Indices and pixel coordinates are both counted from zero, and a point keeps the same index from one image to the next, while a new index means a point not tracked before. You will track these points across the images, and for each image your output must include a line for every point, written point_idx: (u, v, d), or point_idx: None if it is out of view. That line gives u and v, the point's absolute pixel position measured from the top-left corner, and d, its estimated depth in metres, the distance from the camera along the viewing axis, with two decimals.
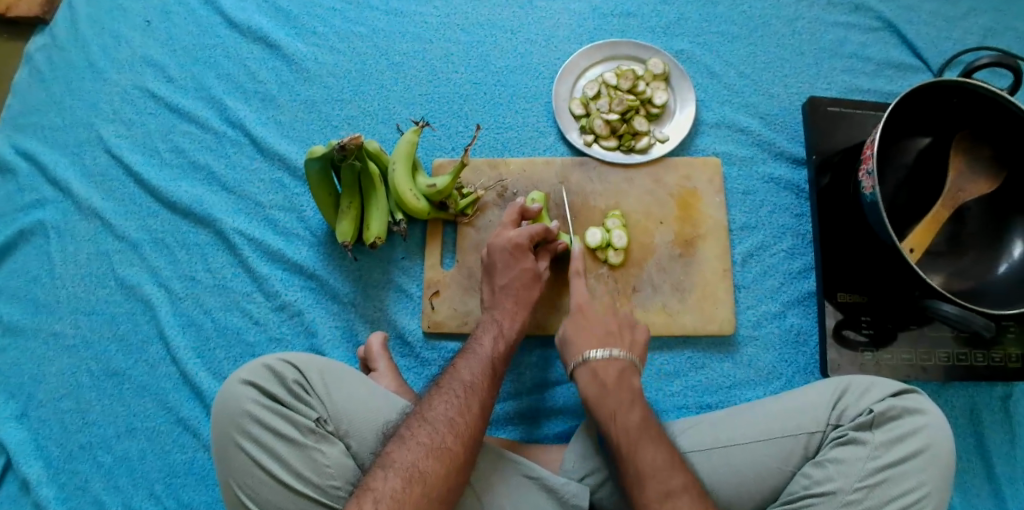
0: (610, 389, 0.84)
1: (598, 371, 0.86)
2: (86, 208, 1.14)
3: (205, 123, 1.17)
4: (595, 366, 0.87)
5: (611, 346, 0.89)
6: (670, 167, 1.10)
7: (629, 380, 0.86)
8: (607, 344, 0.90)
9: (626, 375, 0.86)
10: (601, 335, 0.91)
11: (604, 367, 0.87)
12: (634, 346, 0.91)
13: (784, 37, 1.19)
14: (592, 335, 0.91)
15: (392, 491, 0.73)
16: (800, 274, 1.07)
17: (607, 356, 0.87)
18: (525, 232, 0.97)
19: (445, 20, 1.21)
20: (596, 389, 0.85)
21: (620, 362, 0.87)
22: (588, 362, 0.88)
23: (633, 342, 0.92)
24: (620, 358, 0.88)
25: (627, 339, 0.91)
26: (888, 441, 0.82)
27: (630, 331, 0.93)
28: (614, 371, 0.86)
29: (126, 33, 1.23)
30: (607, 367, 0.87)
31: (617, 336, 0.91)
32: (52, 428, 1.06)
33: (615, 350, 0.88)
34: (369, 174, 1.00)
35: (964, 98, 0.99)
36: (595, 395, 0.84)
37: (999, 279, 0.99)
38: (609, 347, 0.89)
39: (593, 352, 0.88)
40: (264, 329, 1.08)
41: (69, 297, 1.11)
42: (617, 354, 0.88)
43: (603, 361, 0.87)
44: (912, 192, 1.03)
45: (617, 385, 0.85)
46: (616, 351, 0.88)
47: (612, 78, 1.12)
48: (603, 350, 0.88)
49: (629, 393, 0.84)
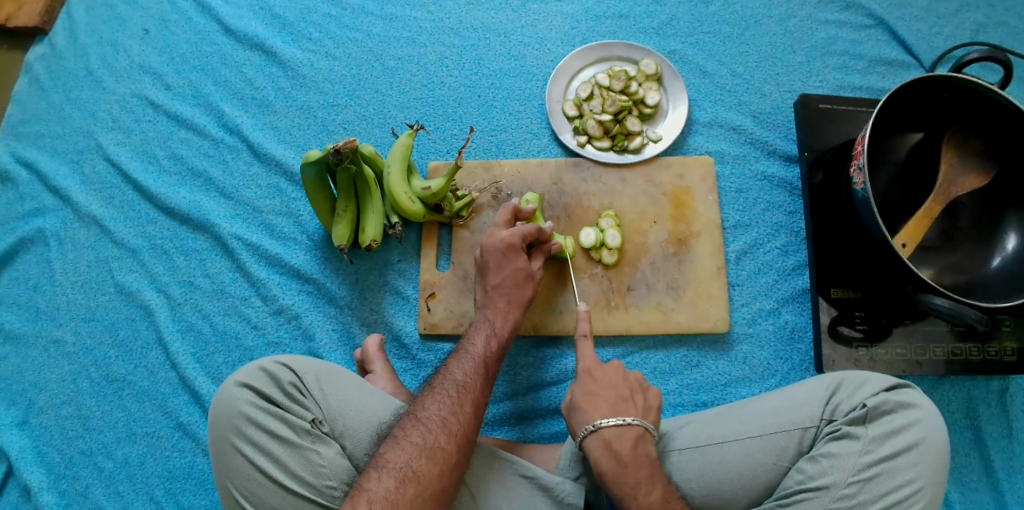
0: (625, 463, 0.79)
1: (610, 440, 0.81)
2: (85, 215, 1.16)
3: (202, 130, 1.18)
4: (607, 436, 0.81)
5: (623, 412, 0.84)
6: (663, 166, 1.10)
7: (644, 448, 0.82)
8: (619, 411, 0.84)
9: (640, 443, 0.82)
10: (613, 402, 0.85)
11: (618, 437, 0.81)
12: (647, 411, 0.86)
13: (776, 36, 1.20)
14: (603, 402, 0.85)
15: (386, 491, 0.74)
16: (794, 271, 1.08)
17: (619, 424, 0.82)
18: (518, 232, 0.98)
19: (439, 24, 1.22)
20: (611, 463, 0.80)
21: (635, 431, 0.82)
22: (599, 430, 0.82)
23: (646, 408, 0.86)
24: (633, 426, 0.82)
25: (641, 405, 0.86)
26: (881, 436, 0.82)
27: (643, 394, 0.87)
28: (628, 441, 0.81)
29: (124, 42, 1.25)
30: (621, 437, 0.81)
31: (629, 401, 0.85)
32: (53, 434, 1.07)
33: (629, 418, 0.83)
34: (364, 178, 1.01)
35: (955, 93, 0.99)
36: (610, 470, 0.79)
37: (992, 273, 0.99)
38: (622, 415, 0.83)
39: (604, 420, 0.82)
40: (263, 333, 1.09)
41: (69, 304, 1.13)
42: (630, 422, 0.82)
43: (617, 429, 0.82)
44: (904, 188, 1.04)
45: (633, 458, 0.80)
46: (631, 419, 0.83)
47: (605, 79, 1.13)
48: (615, 418, 0.82)
49: (647, 466, 0.80)
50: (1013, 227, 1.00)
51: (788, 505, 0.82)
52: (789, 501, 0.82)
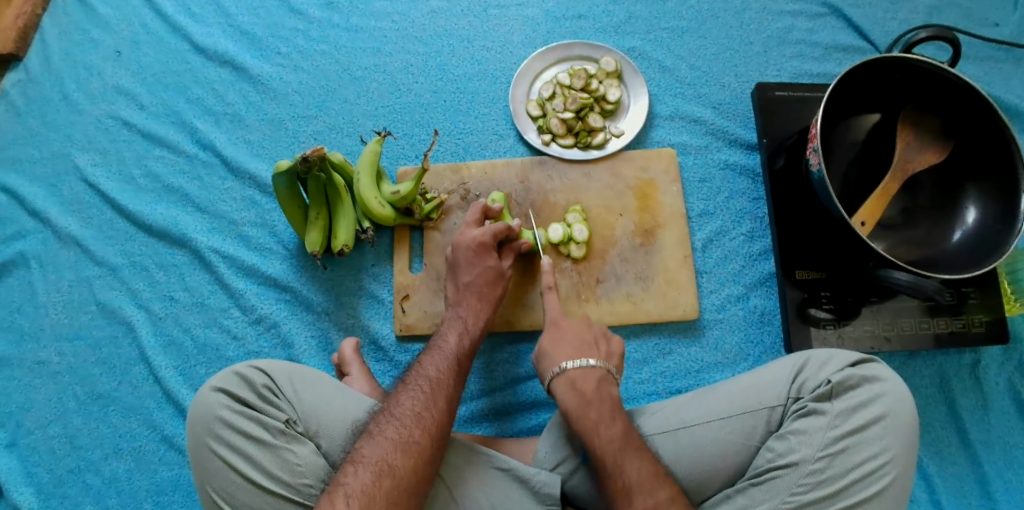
0: (589, 399, 0.84)
1: (575, 380, 0.87)
2: (65, 237, 1.18)
3: (177, 147, 1.21)
4: (572, 375, 0.88)
5: (587, 355, 0.90)
6: (627, 161, 1.13)
7: (607, 389, 0.87)
8: (583, 353, 0.90)
9: (603, 384, 0.87)
10: (576, 346, 0.92)
11: (581, 377, 0.87)
12: (611, 355, 0.92)
13: (732, 29, 1.22)
14: (570, 347, 0.92)
15: (362, 485, 0.75)
16: (760, 256, 1.10)
17: (584, 365, 0.88)
18: (487, 231, 1.00)
19: (404, 33, 1.25)
20: (575, 399, 0.85)
21: (597, 372, 0.88)
22: (565, 371, 0.88)
23: (609, 353, 0.93)
24: (596, 368, 0.88)
25: (604, 350, 0.92)
26: (847, 410, 0.83)
27: (606, 342, 0.94)
28: (592, 381, 0.87)
29: (97, 65, 1.28)
30: (585, 377, 0.87)
31: (593, 346, 0.92)
32: (41, 454, 1.09)
33: (591, 359, 0.89)
34: (335, 185, 1.03)
35: (907, 73, 1.01)
36: (574, 406, 0.84)
37: (952, 248, 1.01)
38: (586, 357, 0.90)
39: (570, 363, 0.89)
40: (242, 343, 1.11)
41: (52, 325, 1.15)
42: (593, 363, 0.88)
43: (580, 370, 0.88)
44: (863, 169, 1.05)
45: (596, 394, 0.85)
46: (592, 361, 0.89)
47: (565, 78, 1.15)
48: (578, 360, 0.89)
49: (609, 403, 0.84)
50: (972, 201, 1.01)
51: (760, 484, 0.82)
52: (760, 480, 0.82)
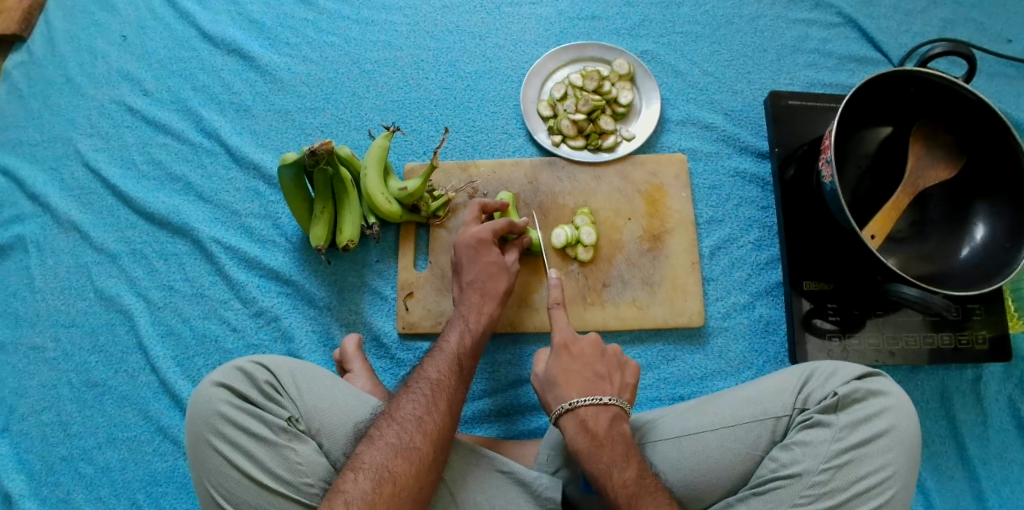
0: (600, 441, 0.82)
1: (587, 419, 0.84)
2: (65, 221, 1.16)
3: (181, 135, 1.20)
4: (583, 414, 0.84)
5: (599, 391, 0.87)
6: (636, 164, 1.12)
7: (620, 428, 0.84)
8: (595, 389, 0.87)
9: (616, 422, 0.84)
10: (589, 380, 0.88)
11: (594, 416, 0.84)
12: (623, 388, 0.89)
13: (746, 35, 1.22)
14: (582, 380, 0.88)
15: (362, 493, 0.74)
16: (767, 265, 1.10)
17: (597, 403, 0.85)
18: (488, 226, 0.99)
19: (415, 27, 1.24)
20: (587, 441, 0.82)
21: (611, 410, 0.85)
22: (575, 409, 0.84)
23: (622, 385, 0.90)
24: (610, 406, 0.85)
25: (617, 383, 0.89)
26: (852, 423, 0.82)
27: (620, 372, 0.90)
28: (605, 420, 0.84)
29: (103, 48, 1.26)
30: (597, 416, 0.84)
31: (606, 380, 0.88)
32: (33, 441, 1.07)
33: (604, 397, 0.86)
34: (342, 179, 1.01)
35: (921, 87, 1.01)
36: (586, 448, 0.82)
37: (959, 263, 1.01)
38: (598, 394, 0.86)
39: (580, 399, 0.85)
40: (242, 335, 1.09)
41: (49, 310, 1.13)
42: (606, 402, 0.85)
43: (593, 408, 0.84)
44: (874, 182, 1.05)
45: (608, 436, 0.82)
46: (607, 398, 0.85)
47: (578, 79, 1.14)
48: (592, 397, 0.85)
49: (622, 444, 0.82)
50: (982, 217, 1.01)
51: (762, 493, 0.81)
52: (762, 489, 0.81)
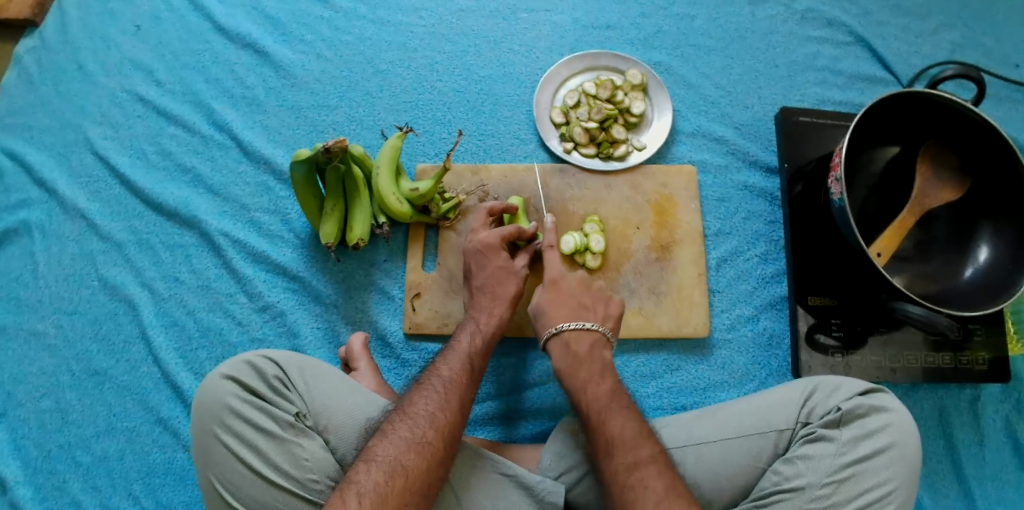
0: (579, 359, 0.88)
1: (569, 342, 0.90)
2: (72, 209, 1.16)
3: (192, 127, 1.20)
4: (567, 337, 0.91)
5: (583, 318, 0.93)
6: (647, 174, 1.13)
7: (600, 353, 0.90)
8: (579, 316, 0.93)
9: (597, 346, 0.90)
10: (575, 308, 0.94)
11: (575, 336, 0.90)
12: (607, 318, 0.94)
13: (758, 51, 1.23)
14: (566, 310, 0.93)
15: (375, 485, 0.74)
16: (773, 279, 1.11)
17: (579, 327, 0.91)
18: (497, 231, 1.00)
19: (431, 29, 1.24)
20: (568, 361, 0.89)
21: (593, 335, 0.91)
22: (560, 333, 0.91)
23: (606, 316, 0.95)
24: (592, 330, 0.91)
25: (601, 313, 0.94)
26: (855, 438, 0.83)
27: (605, 304, 0.96)
28: (586, 343, 0.90)
29: (116, 37, 1.26)
30: (578, 339, 0.90)
31: (590, 309, 0.94)
32: (31, 428, 1.06)
33: (587, 322, 0.92)
34: (354, 178, 1.02)
35: (930, 108, 1.02)
36: (566, 367, 0.88)
37: (962, 284, 1.02)
38: (582, 320, 0.92)
39: (565, 324, 0.91)
40: (246, 330, 1.09)
41: (52, 297, 1.12)
42: (589, 327, 0.91)
43: (576, 331, 0.91)
44: (881, 200, 1.06)
45: (588, 356, 0.89)
46: (589, 323, 0.92)
47: (592, 87, 1.15)
48: (575, 322, 0.92)
49: (600, 364, 0.88)
50: (985, 240, 1.02)
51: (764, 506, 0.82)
52: (765, 502, 0.82)
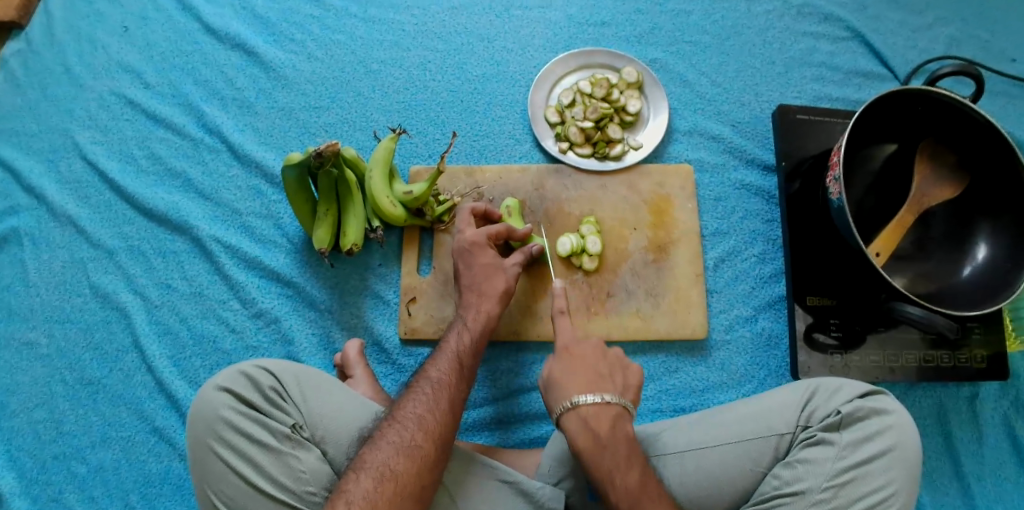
0: (603, 443, 0.79)
1: (588, 418, 0.81)
2: (61, 215, 1.14)
3: (182, 130, 1.18)
4: (584, 413, 0.81)
5: (601, 389, 0.83)
6: (643, 174, 1.12)
7: (624, 429, 0.81)
8: (597, 388, 0.83)
9: (619, 423, 0.81)
10: (593, 379, 0.84)
11: (596, 417, 0.81)
12: (627, 389, 0.85)
13: (755, 47, 1.22)
14: (583, 379, 0.84)
15: (365, 492, 0.73)
16: (771, 278, 1.10)
17: (597, 402, 0.81)
18: (484, 230, 0.98)
19: (423, 27, 1.22)
20: (590, 443, 0.79)
21: (613, 409, 0.82)
22: (577, 408, 0.81)
23: (624, 385, 0.85)
24: (612, 404, 0.82)
25: (620, 383, 0.85)
26: (855, 442, 0.82)
27: (622, 371, 0.87)
28: (608, 420, 0.81)
29: (102, 38, 1.24)
30: (600, 415, 0.81)
31: (608, 379, 0.85)
32: (25, 439, 1.05)
33: (606, 395, 0.82)
34: (347, 182, 1.00)
35: (929, 106, 1.01)
36: (588, 449, 0.79)
37: (961, 283, 1.01)
38: (600, 392, 0.83)
39: (582, 397, 0.82)
40: (240, 337, 1.08)
41: (43, 305, 1.11)
42: (609, 401, 0.82)
43: (593, 407, 0.81)
44: (879, 198, 1.05)
45: (612, 438, 0.80)
46: (609, 397, 0.82)
47: (587, 86, 1.14)
48: (592, 395, 0.82)
49: (626, 447, 0.80)
50: (983, 238, 1.02)
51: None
52: (766, 507, 0.82)
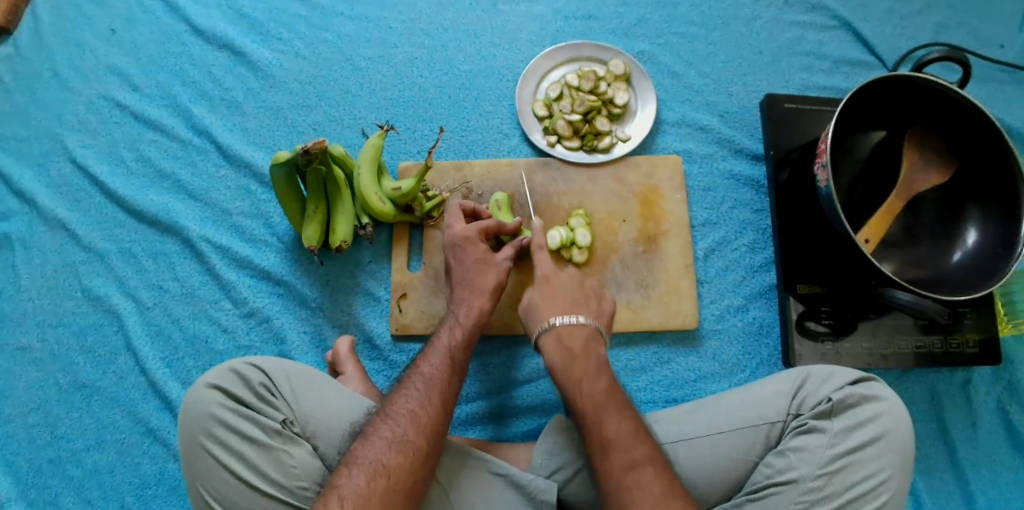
0: (576, 356, 0.87)
1: (564, 336, 0.89)
2: (52, 219, 1.14)
3: (171, 131, 1.18)
4: (560, 332, 0.89)
5: (578, 312, 0.92)
6: (631, 166, 1.12)
7: (596, 350, 0.88)
8: (574, 310, 0.92)
9: (592, 342, 0.89)
10: (569, 303, 0.93)
11: (569, 334, 0.89)
12: (601, 314, 0.94)
13: (742, 37, 1.22)
14: (559, 303, 0.93)
15: (357, 488, 0.73)
16: (761, 268, 1.10)
17: (572, 323, 0.90)
18: (475, 225, 0.98)
19: (410, 24, 1.22)
20: (562, 358, 0.87)
21: (586, 330, 0.90)
22: (554, 327, 0.90)
23: (601, 312, 0.94)
24: (586, 326, 0.90)
25: (595, 308, 0.94)
26: (846, 428, 0.82)
27: (598, 300, 0.95)
28: (581, 340, 0.88)
29: (90, 42, 1.24)
30: (573, 334, 0.89)
31: (584, 305, 0.93)
32: (20, 443, 1.05)
33: (581, 318, 0.90)
34: (335, 179, 1.00)
35: (916, 92, 1.01)
36: (560, 365, 0.86)
37: (952, 268, 1.01)
38: (576, 315, 0.91)
39: (559, 319, 0.90)
40: (233, 336, 1.08)
41: (35, 310, 1.11)
42: (582, 322, 0.90)
43: (568, 326, 0.89)
44: (868, 186, 1.05)
45: (583, 351, 0.87)
46: (582, 319, 0.90)
47: (574, 79, 1.14)
48: (569, 318, 0.90)
49: (607, 381, 0.84)
50: (973, 223, 1.01)
51: (758, 499, 0.81)
52: (759, 495, 0.82)
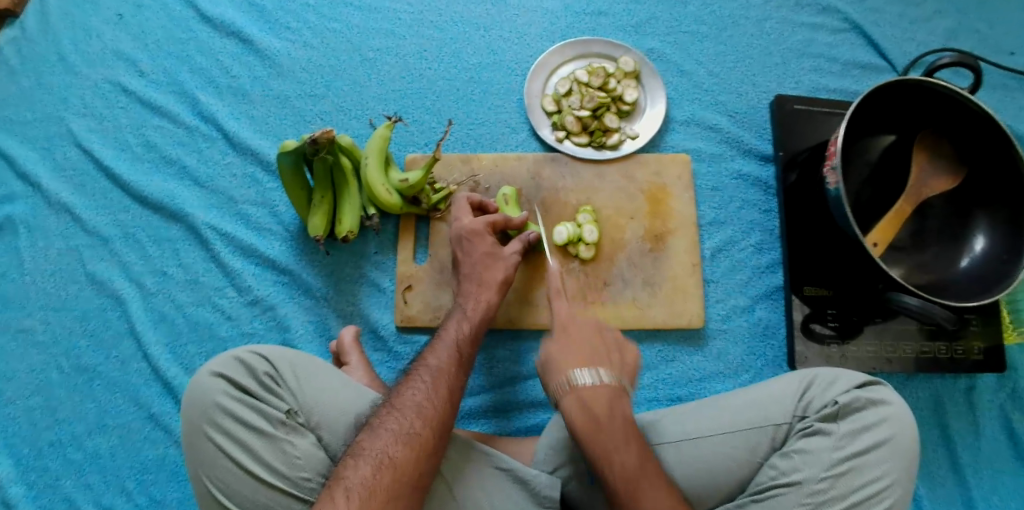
0: (601, 423, 0.77)
1: (587, 400, 0.78)
2: (56, 203, 1.14)
3: (177, 117, 1.17)
4: (582, 394, 0.78)
5: (598, 365, 0.81)
6: (640, 163, 1.11)
7: (621, 409, 0.79)
8: (594, 362, 0.82)
9: (617, 402, 0.79)
10: (589, 353, 0.83)
11: (591, 393, 0.78)
12: (610, 324, 0.89)
13: (752, 38, 1.21)
14: (578, 355, 0.82)
15: (363, 479, 0.72)
16: (767, 268, 1.10)
17: (596, 381, 0.79)
18: (484, 219, 0.98)
19: (419, 17, 1.22)
20: (585, 423, 0.77)
21: (610, 388, 0.79)
22: (576, 388, 0.79)
23: (621, 364, 0.84)
24: (608, 383, 0.80)
25: (617, 361, 0.83)
26: (853, 432, 0.82)
27: (619, 350, 0.85)
28: (605, 401, 0.78)
29: (97, 26, 1.23)
30: (597, 397, 0.78)
31: (604, 356, 0.83)
32: (20, 426, 1.05)
33: (603, 374, 0.80)
34: (342, 169, 1.00)
35: (926, 97, 1.01)
36: (586, 429, 0.76)
37: (959, 274, 1.01)
38: (597, 368, 0.81)
39: (581, 377, 0.79)
40: (236, 324, 1.08)
41: (38, 293, 1.11)
42: (605, 379, 0.80)
43: (592, 388, 0.79)
44: (876, 189, 1.05)
45: (609, 420, 0.77)
46: (605, 375, 0.80)
47: (584, 75, 1.13)
48: (591, 375, 0.79)
49: (624, 428, 0.77)
50: (981, 229, 1.01)
51: (762, 500, 0.81)
52: (762, 496, 0.81)
